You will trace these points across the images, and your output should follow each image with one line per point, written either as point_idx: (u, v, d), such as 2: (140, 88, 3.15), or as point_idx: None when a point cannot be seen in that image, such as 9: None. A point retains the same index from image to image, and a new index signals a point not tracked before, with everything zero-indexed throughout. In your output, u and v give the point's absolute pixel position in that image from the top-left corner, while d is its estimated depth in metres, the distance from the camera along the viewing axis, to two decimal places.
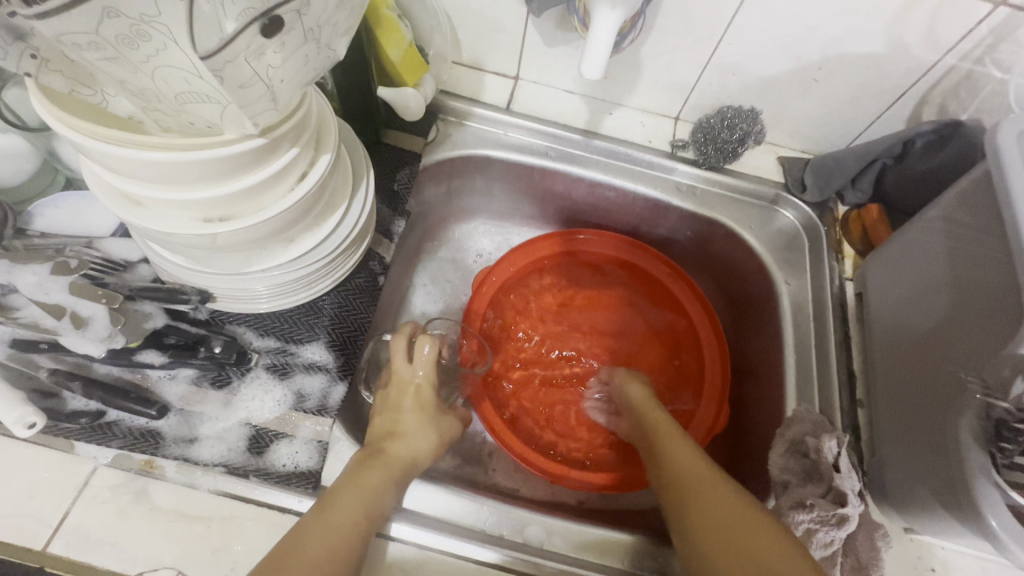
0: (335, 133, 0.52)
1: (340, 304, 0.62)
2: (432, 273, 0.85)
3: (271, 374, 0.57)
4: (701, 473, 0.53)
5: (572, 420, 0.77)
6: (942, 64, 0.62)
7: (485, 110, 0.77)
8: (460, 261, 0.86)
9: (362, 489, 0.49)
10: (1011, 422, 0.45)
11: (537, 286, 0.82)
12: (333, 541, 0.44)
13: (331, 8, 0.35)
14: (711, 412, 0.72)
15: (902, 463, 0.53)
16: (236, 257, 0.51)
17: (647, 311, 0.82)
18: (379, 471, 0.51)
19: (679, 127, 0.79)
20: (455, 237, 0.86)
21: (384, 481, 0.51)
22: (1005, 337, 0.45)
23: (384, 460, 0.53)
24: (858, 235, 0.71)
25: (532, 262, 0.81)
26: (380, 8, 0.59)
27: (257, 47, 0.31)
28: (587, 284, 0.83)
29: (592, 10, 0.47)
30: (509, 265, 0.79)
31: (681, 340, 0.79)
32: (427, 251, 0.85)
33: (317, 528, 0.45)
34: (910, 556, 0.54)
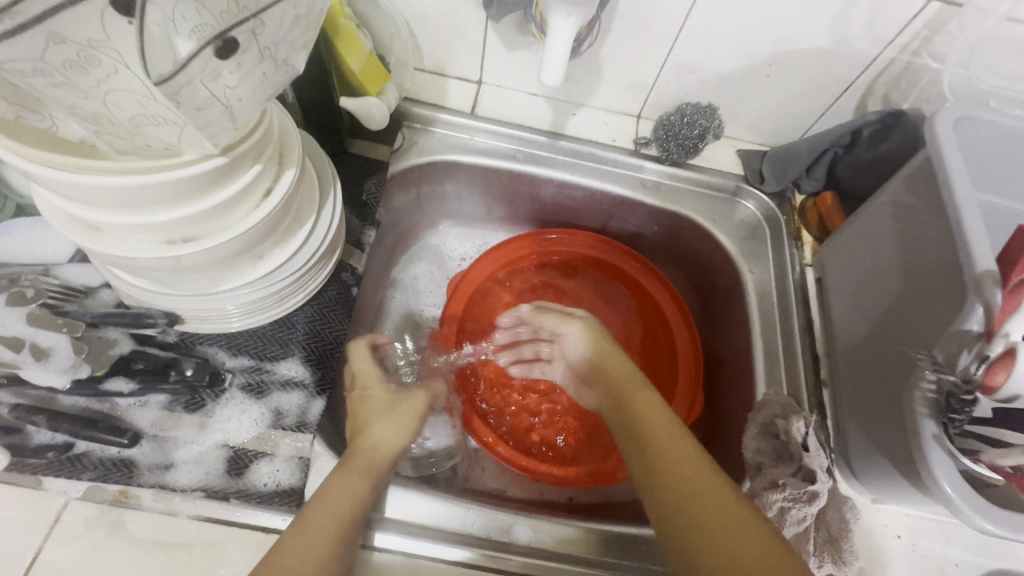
0: (298, 147, 0.52)
1: (313, 318, 0.61)
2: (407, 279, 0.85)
3: (246, 394, 0.56)
4: (698, 479, 0.49)
5: (551, 416, 0.78)
6: (883, 57, 0.66)
7: (450, 115, 0.77)
8: (433, 266, 0.87)
9: (340, 494, 0.48)
10: (959, 394, 0.44)
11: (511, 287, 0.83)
12: (315, 546, 0.44)
13: (287, 26, 0.35)
14: (686, 400, 0.74)
15: (864, 439, 0.56)
16: (202, 278, 0.50)
17: (625, 304, 0.84)
18: (353, 472, 0.51)
19: (641, 124, 0.81)
20: (433, 235, 0.87)
21: (358, 487, 0.50)
22: (952, 311, 0.47)
23: (357, 461, 0.52)
24: (815, 223, 0.74)
25: (506, 264, 0.82)
26: (338, 20, 0.59)
27: (213, 69, 0.30)
28: (559, 282, 0.85)
29: (549, 18, 0.48)
30: (481, 268, 0.80)
31: (656, 333, 0.81)
32: (399, 259, 0.85)
33: (298, 539, 0.44)
34: (878, 526, 0.57)
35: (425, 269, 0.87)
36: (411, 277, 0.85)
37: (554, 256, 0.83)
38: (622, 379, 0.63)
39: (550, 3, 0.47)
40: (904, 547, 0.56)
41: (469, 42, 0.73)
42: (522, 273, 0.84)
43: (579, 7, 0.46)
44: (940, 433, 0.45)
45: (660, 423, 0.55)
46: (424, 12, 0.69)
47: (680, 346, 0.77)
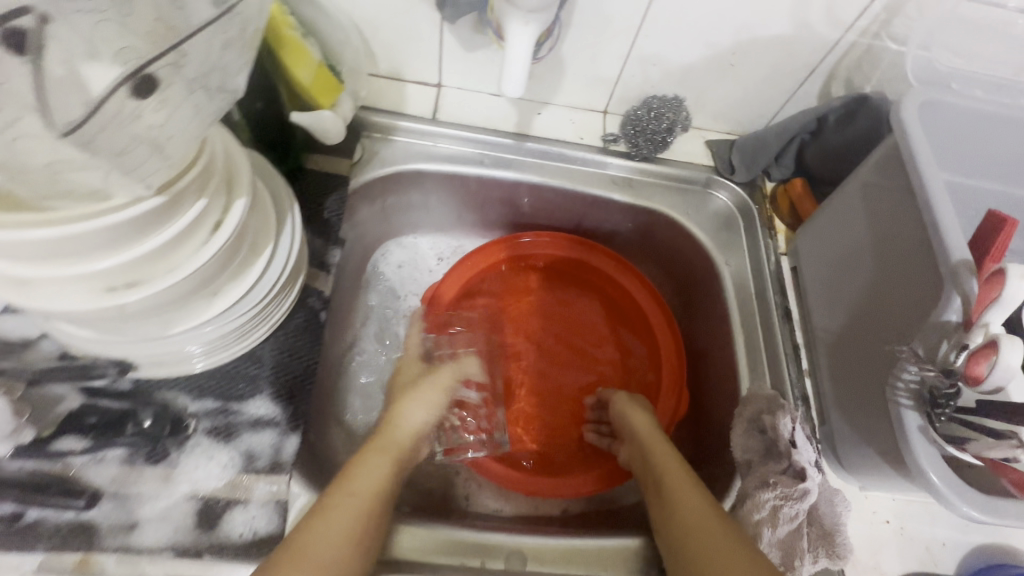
0: (246, 172, 0.48)
1: (280, 349, 0.58)
2: (391, 264, 0.83)
3: (213, 438, 0.52)
4: (699, 515, 0.53)
5: (540, 425, 0.76)
6: (843, 41, 0.65)
7: (411, 122, 0.74)
8: (408, 275, 0.84)
9: (369, 468, 0.54)
10: (944, 388, 0.44)
11: (480, 298, 0.81)
12: (344, 521, 0.47)
13: (216, 51, 0.33)
14: (672, 395, 0.73)
15: (849, 429, 0.56)
16: (154, 321, 0.46)
17: (617, 311, 0.82)
18: (381, 455, 0.56)
19: (608, 120, 0.79)
20: (408, 233, 0.84)
21: (378, 468, 0.54)
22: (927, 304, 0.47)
23: (385, 446, 0.58)
24: (787, 209, 0.74)
25: (483, 269, 0.80)
26: (281, 29, 0.55)
27: (133, 111, 0.30)
28: (528, 284, 0.83)
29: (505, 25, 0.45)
30: (458, 274, 0.78)
31: (637, 326, 0.80)
32: (367, 273, 0.81)
33: (329, 512, 0.48)
34: (866, 514, 0.57)
35: (407, 257, 0.84)
36: (382, 292, 0.82)
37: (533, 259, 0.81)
38: (647, 438, 0.65)
39: (506, 11, 0.44)
40: (893, 532, 0.56)
41: (425, 44, 0.69)
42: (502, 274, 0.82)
43: (536, 14, 0.44)
44: (925, 425, 0.46)
45: (683, 486, 0.56)
46: (375, 15, 0.65)
47: (662, 344, 0.76)
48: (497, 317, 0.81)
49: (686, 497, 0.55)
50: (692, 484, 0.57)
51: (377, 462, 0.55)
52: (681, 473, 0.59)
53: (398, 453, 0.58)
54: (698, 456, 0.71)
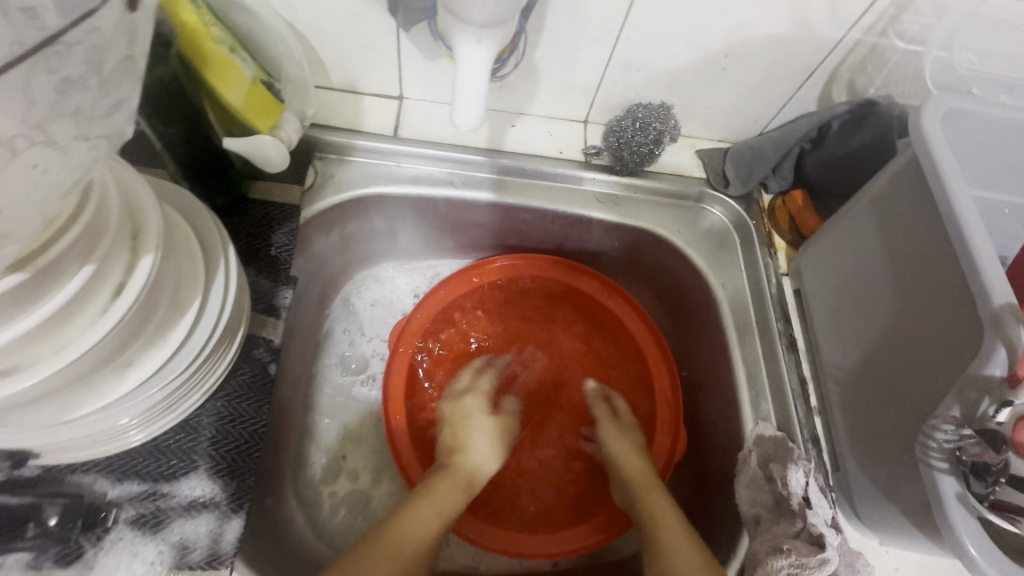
0: (155, 220, 0.40)
1: (220, 415, 0.50)
2: (364, 301, 0.76)
3: (137, 529, 0.45)
4: None
5: (524, 466, 0.71)
6: (847, 40, 0.59)
7: (369, 141, 0.66)
8: (380, 312, 0.76)
9: (438, 494, 0.57)
10: (989, 466, 0.39)
11: (456, 328, 0.74)
12: (405, 544, 0.51)
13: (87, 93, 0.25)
14: (668, 431, 0.67)
15: (869, 480, 0.50)
16: (47, 406, 0.38)
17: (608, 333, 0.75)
18: (448, 481, 0.59)
19: (590, 130, 0.72)
20: (384, 265, 0.77)
21: (453, 495, 0.58)
22: (956, 348, 0.42)
23: (455, 474, 0.61)
24: (786, 223, 0.68)
25: (459, 297, 0.73)
26: (205, 44, 0.47)
27: None
28: (510, 310, 0.77)
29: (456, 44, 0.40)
30: (432, 304, 0.70)
31: (626, 353, 0.74)
32: (331, 308, 0.74)
33: (396, 530, 0.52)
34: (887, 572, 0.51)
35: (384, 295, 0.77)
36: (348, 328, 0.74)
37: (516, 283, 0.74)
38: (637, 482, 0.60)
39: (453, 29, 0.39)
40: None
41: (381, 53, 0.61)
42: (482, 302, 0.75)
43: (492, 32, 0.38)
44: (964, 491, 0.40)
45: (676, 538, 0.52)
46: (321, 22, 0.57)
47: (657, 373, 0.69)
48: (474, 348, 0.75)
49: (679, 550, 0.51)
50: (686, 534, 0.53)
51: (451, 489, 0.58)
52: (675, 520, 0.54)
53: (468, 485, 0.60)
54: (697, 501, 0.64)
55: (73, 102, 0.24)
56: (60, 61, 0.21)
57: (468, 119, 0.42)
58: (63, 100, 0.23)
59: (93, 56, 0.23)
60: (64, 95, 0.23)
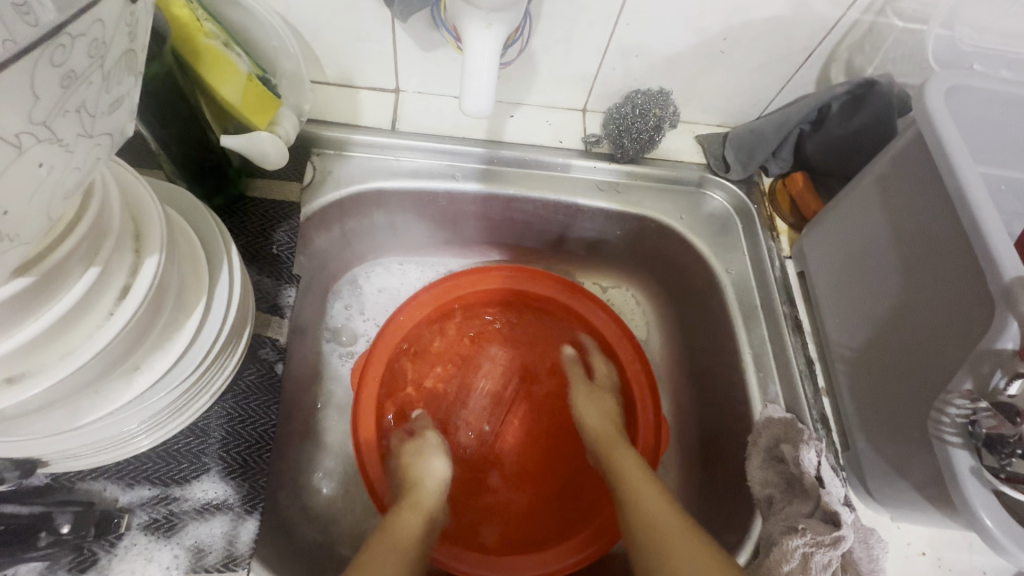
0: (158, 221, 0.39)
1: (229, 416, 0.50)
2: (372, 286, 0.76)
3: (151, 534, 0.44)
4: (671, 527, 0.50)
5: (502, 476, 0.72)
6: (845, 20, 0.59)
7: (366, 135, 0.65)
8: (386, 298, 0.76)
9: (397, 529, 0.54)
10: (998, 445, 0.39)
11: (422, 353, 0.74)
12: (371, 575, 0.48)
13: (96, 89, 0.24)
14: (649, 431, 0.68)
15: (880, 458, 0.51)
16: (56, 413, 0.37)
17: (575, 337, 0.76)
18: (410, 512, 0.57)
19: (588, 118, 0.71)
20: (398, 259, 0.77)
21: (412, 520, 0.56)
22: (965, 333, 0.43)
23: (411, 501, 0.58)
24: (788, 206, 0.68)
25: (426, 314, 0.72)
26: (197, 38, 0.46)
27: None
28: (478, 325, 0.76)
29: (466, 31, 0.40)
30: (401, 320, 0.70)
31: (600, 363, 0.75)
32: (338, 287, 0.73)
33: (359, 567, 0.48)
34: (900, 546, 0.52)
35: (392, 283, 0.77)
36: (354, 313, 0.74)
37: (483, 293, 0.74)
38: (604, 440, 0.63)
39: (464, 16, 0.40)
40: (931, 564, 0.51)
41: (376, 45, 0.60)
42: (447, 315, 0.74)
43: (500, 15, 0.39)
44: (976, 465, 0.40)
45: (640, 480, 0.56)
46: (314, 15, 0.56)
47: (629, 370, 0.71)
48: (445, 368, 0.74)
49: (642, 490, 0.55)
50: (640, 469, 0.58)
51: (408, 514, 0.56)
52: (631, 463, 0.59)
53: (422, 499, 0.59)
54: (708, 485, 0.64)
55: (76, 98, 0.23)
56: (64, 55, 0.21)
57: (477, 104, 0.41)
58: (66, 96, 0.22)
59: (96, 48, 0.23)
60: (69, 90, 0.22)
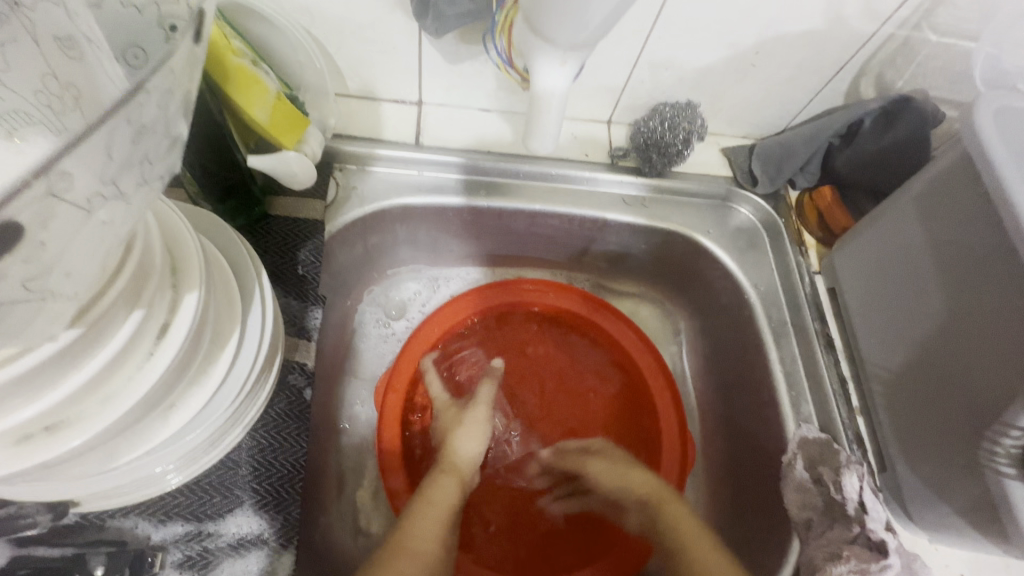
0: (195, 255, 0.37)
1: (259, 447, 0.48)
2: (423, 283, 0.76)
3: (186, 572, 0.43)
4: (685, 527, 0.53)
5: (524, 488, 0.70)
6: (880, 35, 0.58)
7: (390, 150, 0.63)
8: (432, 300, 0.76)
9: (439, 501, 0.55)
10: None
11: (454, 363, 0.73)
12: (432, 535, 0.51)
13: (158, 136, 0.23)
14: (674, 455, 0.66)
15: (922, 481, 0.50)
16: (91, 458, 0.35)
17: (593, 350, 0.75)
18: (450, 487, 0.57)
19: (613, 131, 0.70)
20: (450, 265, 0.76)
21: (448, 493, 0.56)
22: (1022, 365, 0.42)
23: (450, 468, 0.59)
24: (815, 221, 0.67)
25: (447, 328, 0.71)
26: (227, 58, 0.44)
27: None
28: (499, 338, 0.75)
29: (540, 68, 0.40)
30: (422, 336, 0.69)
31: (633, 385, 0.73)
32: (399, 266, 0.73)
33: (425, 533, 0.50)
34: (939, 570, 0.52)
35: (442, 285, 0.77)
36: (416, 302, 0.75)
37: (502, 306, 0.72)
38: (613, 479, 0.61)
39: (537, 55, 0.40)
40: None
41: (401, 57, 0.59)
42: (466, 328, 0.73)
43: (576, 52, 0.39)
44: None
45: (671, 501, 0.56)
46: (340, 28, 0.55)
47: (652, 383, 0.70)
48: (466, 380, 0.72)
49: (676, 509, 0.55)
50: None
51: (444, 487, 0.56)
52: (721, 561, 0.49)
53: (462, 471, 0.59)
54: (740, 505, 0.63)
55: (142, 151, 0.21)
56: (139, 111, 0.19)
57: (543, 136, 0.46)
58: (134, 150, 0.20)
59: (165, 98, 0.21)
60: (138, 144, 0.20)
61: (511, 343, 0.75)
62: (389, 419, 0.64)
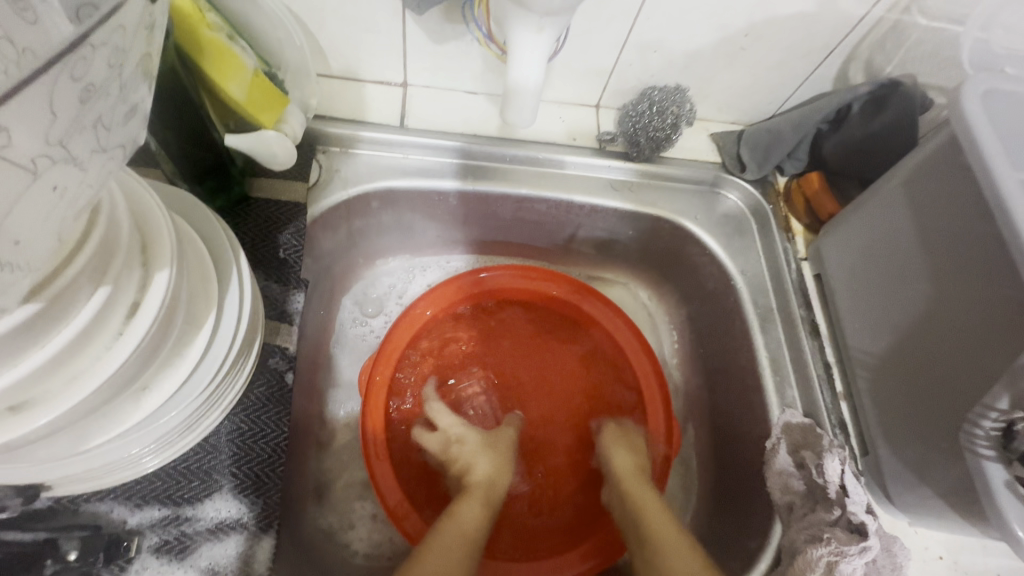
0: (168, 233, 0.36)
1: (238, 431, 0.47)
2: (401, 274, 0.75)
3: (162, 557, 0.43)
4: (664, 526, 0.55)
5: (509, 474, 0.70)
6: (870, 18, 0.57)
7: (373, 132, 0.62)
8: (414, 289, 0.76)
9: (462, 526, 0.55)
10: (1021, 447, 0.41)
11: (443, 346, 0.73)
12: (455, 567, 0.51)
13: (114, 97, 0.22)
14: (659, 444, 0.66)
15: (906, 466, 0.51)
16: (60, 439, 0.34)
17: (578, 335, 0.75)
18: (473, 502, 0.58)
19: (602, 115, 0.69)
20: (433, 251, 0.76)
21: (476, 519, 0.56)
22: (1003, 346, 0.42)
23: (479, 494, 0.59)
24: (803, 207, 0.67)
25: (431, 315, 0.70)
26: (200, 31, 0.42)
27: None
28: (483, 324, 0.74)
29: (519, 34, 0.42)
30: (405, 324, 0.68)
31: (620, 374, 0.73)
32: (379, 262, 0.73)
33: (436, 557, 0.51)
34: (918, 552, 0.52)
35: (419, 277, 0.76)
36: (393, 295, 0.75)
37: (487, 293, 0.72)
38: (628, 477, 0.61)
39: (516, 20, 0.41)
40: (949, 568, 0.52)
41: (385, 37, 0.58)
42: (449, 315, 0.72)
43: (552, 19, 0.40)
44: (1010, 478, 0.41)
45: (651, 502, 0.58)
46: (321, 4, 0.53)
47: (638, 367, 0.70)
48: (448, 365, 0.73)
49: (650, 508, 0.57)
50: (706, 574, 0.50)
51: (472, 513, 0.56)
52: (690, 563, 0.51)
53: (488, 497, 0.59)
54: (725, 489, 0.64)
55: (95, 113, 0.20)
56: (85, 67, 0.18)
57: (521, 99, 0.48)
58: (85, 111, 0.20)
59: (117, 57, 0.20)
60: (88, 104, 0.19)
61: (495, 328, 0.75)
62: (369, 406, 0.63)
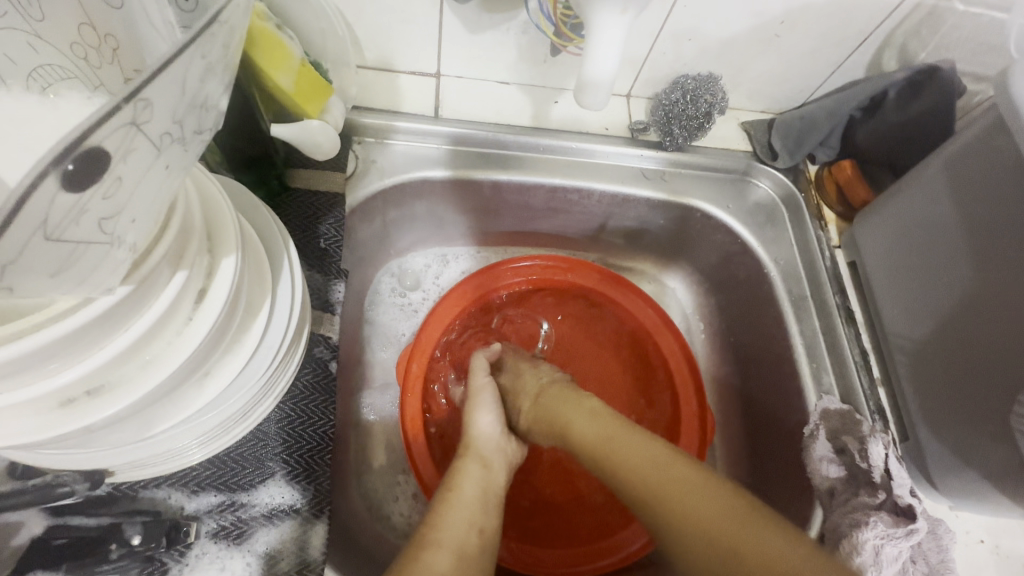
0: (230, 220, 0.36)
1: (288, 419, 0.48)
2: (432, 263, 0.76)
3: (221, 542, 0.43)
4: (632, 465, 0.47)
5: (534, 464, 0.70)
6: (906, 4, 0.57)
7: (409, 122, 0.62)
8: (443, 280, 0.76)
9: (471, 487, 0.53)
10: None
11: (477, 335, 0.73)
12: (464, 525, 0.49)
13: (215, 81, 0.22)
14: (692, 435, 0.66)
15: (950, 449, 0.51)
16: (129, 425, 0.35)
17: (610, 326, 0.75)
18: (475, 464, 0.56)
19: (632, 104, 0.69)
20: (463, 242, 0.76)
21: (473, 479, 0.54)
22: None
23: (475, 455, 0.57)
24: (835, 195, 0.67)
25: (468, 303, 0.70)
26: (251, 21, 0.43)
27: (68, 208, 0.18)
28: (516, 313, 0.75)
29: (603, 15, 0.44)
30: (443, 312, 0.68)
31: (651, 367, 0.73)
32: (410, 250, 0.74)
33: (452, 518, 0.49)
34: (959, 536, 0.53)
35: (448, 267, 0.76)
36: (428, 276, 0.75)
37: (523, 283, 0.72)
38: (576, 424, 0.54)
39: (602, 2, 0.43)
40: (990, 552, 0.52)
41: (421, 27, 0.58)
42: (485, 303, 0.72)
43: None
44: None
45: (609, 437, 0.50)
46: None
47: (671, 356, 0.70)
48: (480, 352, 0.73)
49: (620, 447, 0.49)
50: (723, 503, 0.42)
51: (470, 473, 0.55)
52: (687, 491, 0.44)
53: (483, 456, 0.57)
54: (760, 476, 0.64)
55: None
56: None
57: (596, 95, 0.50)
58: None
59: None
60: None
61: (529, 317, 0.75)
62: (410, 390, 0.64)
